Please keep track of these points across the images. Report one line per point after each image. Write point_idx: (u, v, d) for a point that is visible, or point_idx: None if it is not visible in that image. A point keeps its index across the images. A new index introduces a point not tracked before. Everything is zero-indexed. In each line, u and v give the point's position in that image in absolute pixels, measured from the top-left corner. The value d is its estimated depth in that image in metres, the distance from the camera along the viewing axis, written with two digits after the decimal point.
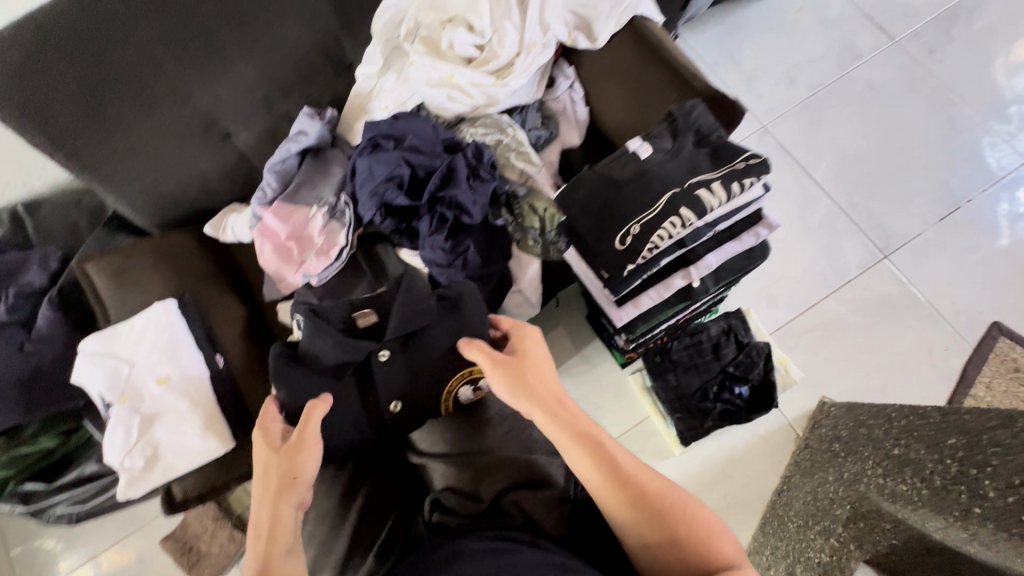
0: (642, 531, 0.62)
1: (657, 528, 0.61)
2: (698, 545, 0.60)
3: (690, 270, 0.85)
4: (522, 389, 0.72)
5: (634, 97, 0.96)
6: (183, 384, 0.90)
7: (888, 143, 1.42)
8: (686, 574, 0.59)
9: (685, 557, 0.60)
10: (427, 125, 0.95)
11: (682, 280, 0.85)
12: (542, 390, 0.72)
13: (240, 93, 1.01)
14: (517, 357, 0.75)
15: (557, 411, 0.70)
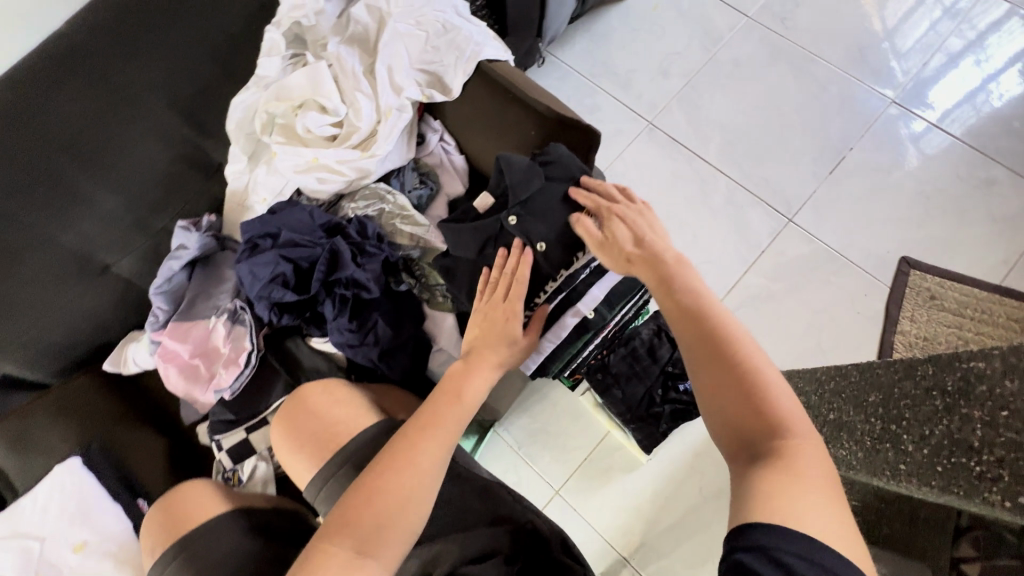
0: (711, 382, 0.59)
1: (733, 384, 0.57)
2: (766, 414, 0.55)
3: (579, 307, 0.83)
4: (626, 257, 0.71)
5: (500, 139, 0.97)
6: (105, 545, 0.85)
7: (766, 112, 1.49)
8: (744, 438, 0.55)
9: (748, 426, 0.56)
10: (303, 213, 0.93)
11: (575, 317, 0.83)
12: (637, 252, 0.70)
13: (109, 223, 0.97)
14: (609, 232, 0.73)
15: (655, 267, 0.68)
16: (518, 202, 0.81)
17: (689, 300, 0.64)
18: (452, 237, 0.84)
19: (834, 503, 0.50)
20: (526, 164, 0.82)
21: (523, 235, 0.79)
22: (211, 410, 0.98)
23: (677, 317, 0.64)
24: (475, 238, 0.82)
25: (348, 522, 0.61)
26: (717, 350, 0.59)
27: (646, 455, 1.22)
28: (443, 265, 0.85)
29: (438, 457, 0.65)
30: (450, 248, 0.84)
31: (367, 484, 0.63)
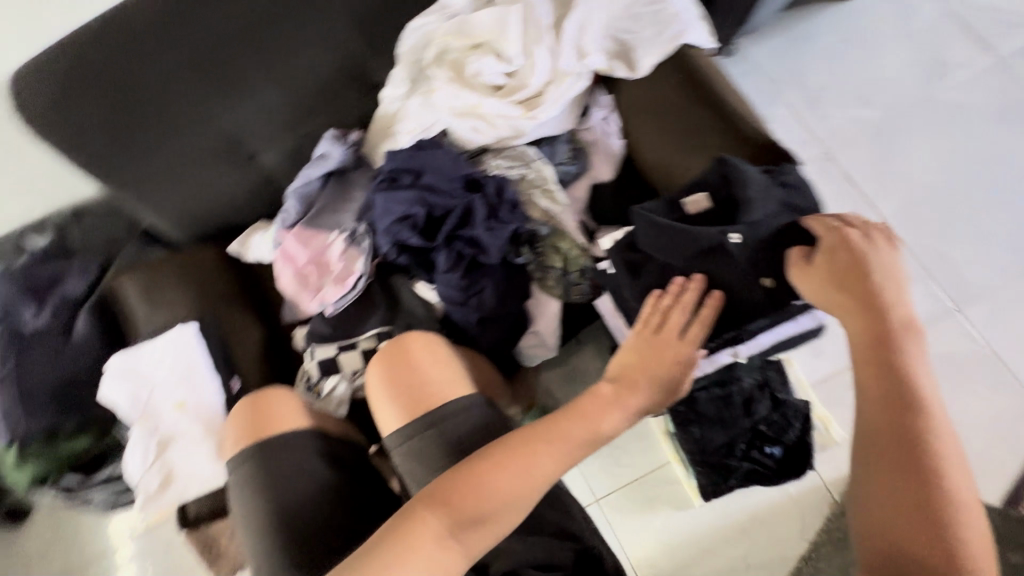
0: (891, 479, 0.53)
1: (920, 491, 0.51)
2: (951, 538, 0.49)
3: (739, 347, 0.79)
4: (829, 296, 0.64)
5: (672, 135, 0.88)
6: (199, 410, 0.92)
7: (974, 178, 1.25)
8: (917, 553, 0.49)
9: (927, 544, 0.49)
10: (448, 159, 0.90)
11: (729, 356, 0.80)
12: (851, 296, 0.62)
13: (264, 118, 0.99)
14: (823, 262, 0.66)
15: (867, 322, 0.60)
16: (746, 220, 0.74)
17: (897, 376, 0.57)
18: (653, 233, 0.78)
19: None
20: (759, 181, 0.76)
21: (740, 258, 0.72)
22: (311, 318, 1.02)
23: (874, 389, 0.57)
24: (682, 242, 0.76)
25: (447, 502, 0.57)
26: (905, 440, 0.53)
27: (701, 500, 1.15)
28: (629, 257, 0.81)
29: (555, 462, 0.61)
30: (648, 245, 0.79)
31: (475, 472, 0.59)
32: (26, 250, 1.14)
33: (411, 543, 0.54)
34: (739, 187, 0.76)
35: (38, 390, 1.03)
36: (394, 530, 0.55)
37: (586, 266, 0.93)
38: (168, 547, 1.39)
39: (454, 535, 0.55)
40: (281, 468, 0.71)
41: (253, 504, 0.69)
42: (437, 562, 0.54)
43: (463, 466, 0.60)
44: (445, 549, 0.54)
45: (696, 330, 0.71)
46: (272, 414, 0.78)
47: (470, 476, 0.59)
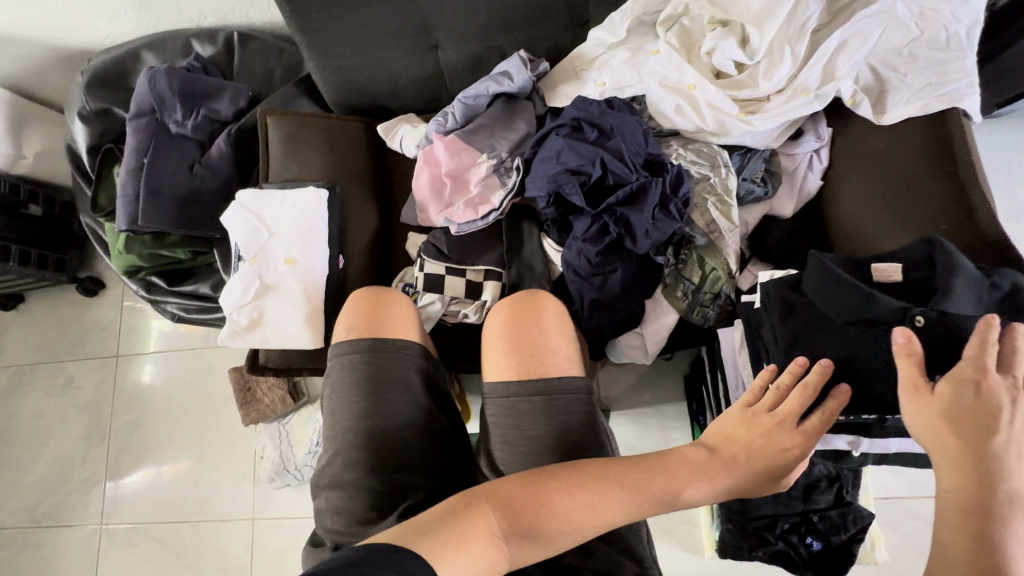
0: None
1: None
2: None
3: (862, 439, 0.68)
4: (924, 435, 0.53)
5: (884, 200, 0.77)
6: (304, 272, 0.92)
7: None
8: None
9: None
10: (640, 129, 0.84)
11: (847, 444, 0.68)
12: (952, 449, 0.50)
13: (465, 14, 0.94)
14: (933, 397, 0.53)
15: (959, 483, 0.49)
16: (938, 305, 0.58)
17: (990, 561, 0.46)
18: (823, 279, 0.63)
19: None
20: (972, 275, 0.60)
21: (925, 350, 0.57)
22: (431, 229, 1.00)
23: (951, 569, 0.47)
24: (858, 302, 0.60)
25: (510, 503, 0.56)
26: None
27: (713, 552, 1.12)
28: (786, 299, 0.67)
29: (624, 507, 0.57)
30: (813, 290, 0.64)
31: (540, 488, 0.57)
32: (190, 53, 1.15)
33: (467, 529, 0.52)
34: (942, 272, 0.59)
35: (164, 193, 1.03)
36: (454, 505, 0.55)
37: (723, 292, 0.86)
38: (206, 371, 1.47)
39: (509, 536, 0.54)
40: (384, 370, 0.73)
41: (349, 399, 0.73)
42: (489, 558, 0.52)
43: (531, 479, 0.58)
44: (498, 547, 0.53)
45: (816, 421, 0.61)
46: (388, 313, 0.78)
47: (536, 484, 0.57)
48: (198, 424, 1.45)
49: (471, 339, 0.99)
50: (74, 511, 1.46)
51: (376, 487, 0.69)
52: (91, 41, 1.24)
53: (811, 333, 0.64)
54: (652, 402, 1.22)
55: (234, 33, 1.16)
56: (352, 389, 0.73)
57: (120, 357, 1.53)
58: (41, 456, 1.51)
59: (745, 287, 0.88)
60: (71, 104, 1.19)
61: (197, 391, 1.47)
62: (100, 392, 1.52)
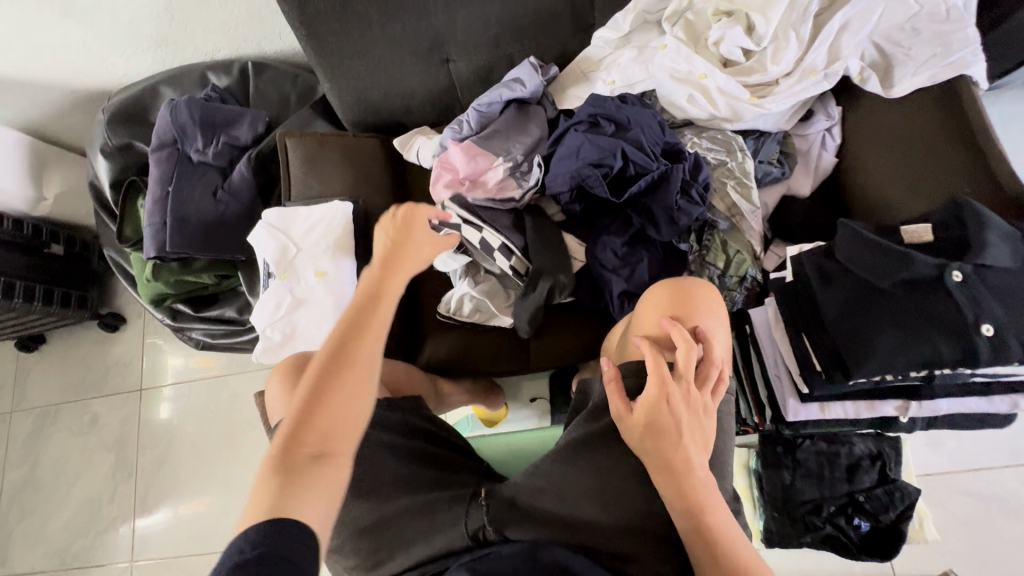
0: (684, 514, 0.58)
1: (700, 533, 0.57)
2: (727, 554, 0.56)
3: (910, 404, 0.67)
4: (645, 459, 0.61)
5: (901, 168, 0.79)
6: (335, 284, 0.94)
7: None
8: None
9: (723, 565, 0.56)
10: (655, 121, 0.86)
11: (893, 410, 0.68)
12: (678, 457, 0.60)
13: (476, 26, 0.97)
14: (653, 404, 0.61)
15: (679, 482, 0.59)
16: (974, 262, 0.59)
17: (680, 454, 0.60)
18: (855, 244, 0.64)
19: None
20: (1003, 230, 0.60)
21: (964, 304, 0.57)
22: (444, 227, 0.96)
23: (663, 473, 0.60)
24: (894, 264, 0.61)
25: (309, 428, 0.54)
26: (685, 495, 0.59)
27: (761, 543, 1.09)
28: (821, 267, 0.68)
29: (368, 387, 0.58)
30: (847, 257, 0.65)
31: (312, 417, 0.55)
32: (208, 85, 1.19)
33: (295, 482, 0.51)
34: (975, 228, 0.60)
35: (191, 219, 1.06)
36: (273, 490, 0.50)
37: (749, 275, 0.86)
38: (230, 398, 1.47)
39: (324, 462, 0.53)
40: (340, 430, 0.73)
41: None
42: (320, 499, 0.51)
43: (293, 421, 0.54)
44: (330, 470, 0.53)
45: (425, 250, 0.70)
46: None
47: (316, 403, 0.55)
48: (225, 452, 1.44)
49: (500, 342, 0.99)
50: (103, 550, 1.44)
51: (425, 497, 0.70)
52: (109, 81, 1.28)
53: (853, 302, 0.63)
54: None
55: (249, 64, 1.20)
56: None
57: (143, 391, 1.53)
58: (69, 497, 1.50)
59: (770, 268, 0.89)
60: (92, 142, 1.23)
61: (222, 419, 1.46)
62: (125, 427, 1.52)
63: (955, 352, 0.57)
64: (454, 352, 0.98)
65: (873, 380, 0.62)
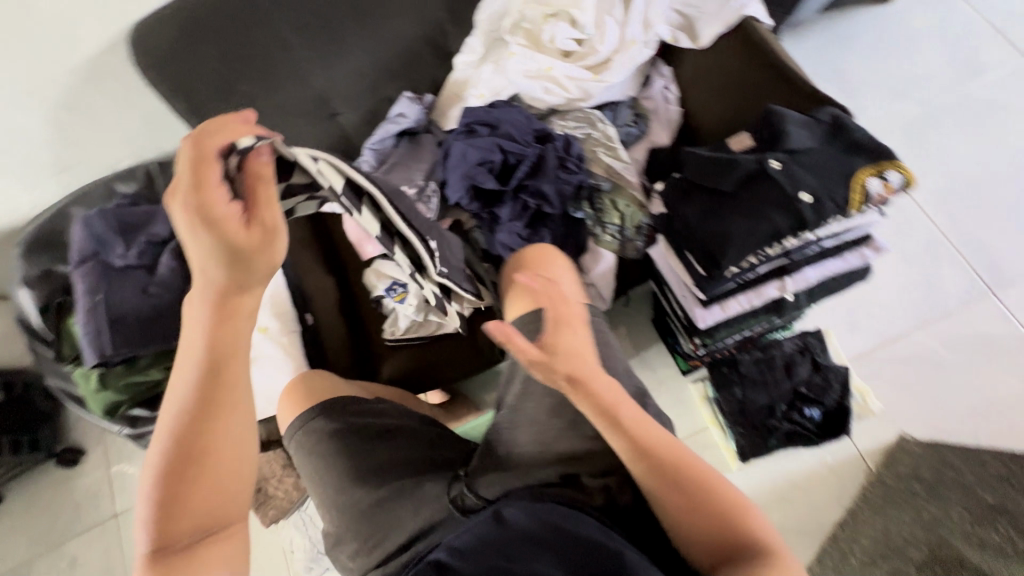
0: (605, 425, 0.61)
1: (621, 435, 0.61)
2: (648, 443, 0.61)
3: (786, 281, 0.79)
4: (559, 385, 0.61)
5: (727, 100, 0.94)
6: (280, 335, 1.00)
7: (1007, 169, 1.28)
8: (653, 471, 0.60)
9: (650, 454, 0.60)
10: (521, 115, 0.99)
11: (777, 291, 0.79)
12: (584, 377, 0.62)
13: (352, 77, 1.08)
14: (552, 334, 0.62)
15: (589, 398, 0.61)
16: (785, 149, 0.73)
17: (583, 373, 0.62)
18: (698, 163, 0.77)
19: (704, 514, 0.57)
20: (799, 120, 0.74)
21: (784, 182, 0.70)
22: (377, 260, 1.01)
23: (573, 394, 0.62)
24: (726, 168, 0.74)
25: (187, 520, 0.56)
26: (598, 407, 0.61)
27: (739, 462, 1.14)
28: (678, 189, 0.78)
29: (241, 449, 0.59)
30: (695, 174, 0.77)
31: (178, 509, 0.56)
32: (116, 194, 1.23)
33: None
34: (778, 123, 0.74)
35: (128, 318, 1.09)
36: None
37: (643, 223, 0.98)
38: None
39: (214, 540, 0.57)
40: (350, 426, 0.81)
41: (331, 464, 0.78)
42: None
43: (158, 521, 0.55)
44: (223, 546, 0.58)
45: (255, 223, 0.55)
46: (329, 388, 0.87)
47: (183, 485, 0.56)
48: None
49: (451, 349, 1.05)
50: None
51: (406, 484, 0.74)
52: (17, 218, 1.31)
53: (708, 205, 0.74)
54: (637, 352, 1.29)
55: (153, 166, 1.26)
56: (315, 462, 0.80)
57: (120, 515, 1.48)
58: None
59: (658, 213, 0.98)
60: (13, 278, 1.24)
61: None
62: (108, 559, 1.45)
63: (789, 219, 0.69)
64: (411, 369, 1.04)
65: (746, 265, 0.73)
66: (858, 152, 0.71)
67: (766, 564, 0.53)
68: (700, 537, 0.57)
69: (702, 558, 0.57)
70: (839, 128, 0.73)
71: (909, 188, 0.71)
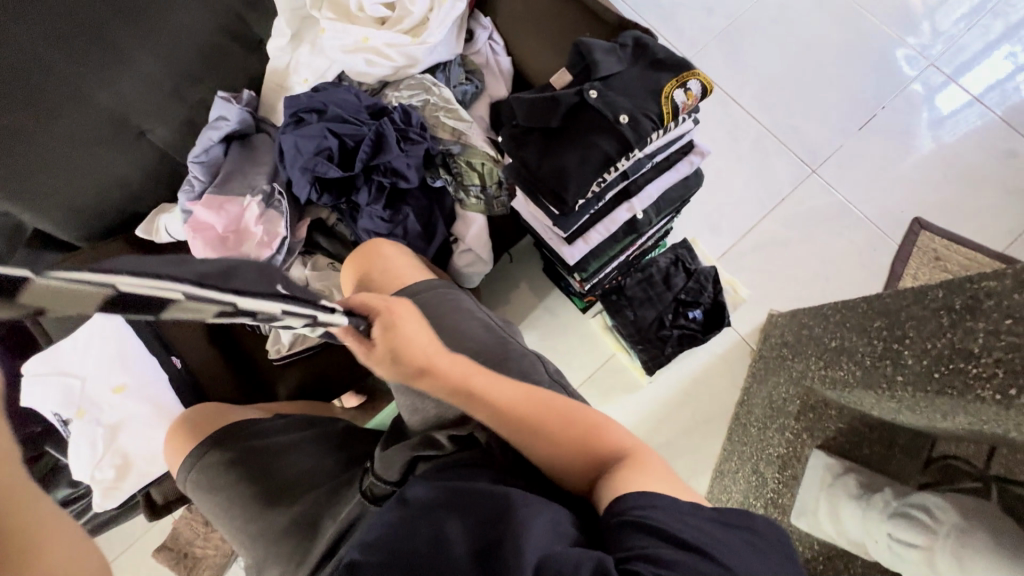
0: (457, 399, 0.67)
1: (470, 402, 0.66)
2: (496, 402, 0.66)
3: (633, 202, 0.84)
4: (407, 380, 0.68)
5: (547, 41, 0.96)
6: (143, 390, 0.92)
7: (804, 61, 1.45)
8: (509, 423, 0.64)
9: (501, 410, 0.65)
10: (350, 94, 0.93)
11: (627, 213, 0.84)
12: (421, 363, 0.68)
13: (149, 86, 0.95)
14: (387, 334, 0.66)
15: (432, 378, 0.68)
16: (598, 78, 0.77)
17: (419, 361, 0.68)
18: (528, 106, 0.79)
19: (564, 444, 0.63)
20: (605, 48, 0.78)
21: (603, 108, 0.75)
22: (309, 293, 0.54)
23: (418, 381, 0.69)
24: (551, 105, 0.77)
25: None
26: (443, 384, 0.68)
27: (648, 378, 1.27)
28: (514, 134, 0.80)
29: None
30: (526, 117, 0.78)
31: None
32: None
33: None
34: (588, 54, 0.77)
35: None
36: None
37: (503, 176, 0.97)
38: None
39: None
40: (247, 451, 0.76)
41: (232, 495, 0.74)
42: None
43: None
44: None
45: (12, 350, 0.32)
46: (217, 417, 0.81)
47: None
48: None
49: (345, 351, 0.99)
50: None
51: (316, 493, 0.72)
52: None
53: (546, 145, 0.77)
54: (536, 303, 1.33)
55: None
56: (214, 498, 0.75)
57: None
58: None
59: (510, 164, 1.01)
60: None
61: None
62: None
63: (613, 142, 0.74)
64: (309, 382, 0.98)
65: (590, 194, 0.76)
66: (660, 68, 0.77)
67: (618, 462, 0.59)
68: (568, 465, 0.62)
69: (579, 483, 0.61)
70: (640, 49, 0.78)
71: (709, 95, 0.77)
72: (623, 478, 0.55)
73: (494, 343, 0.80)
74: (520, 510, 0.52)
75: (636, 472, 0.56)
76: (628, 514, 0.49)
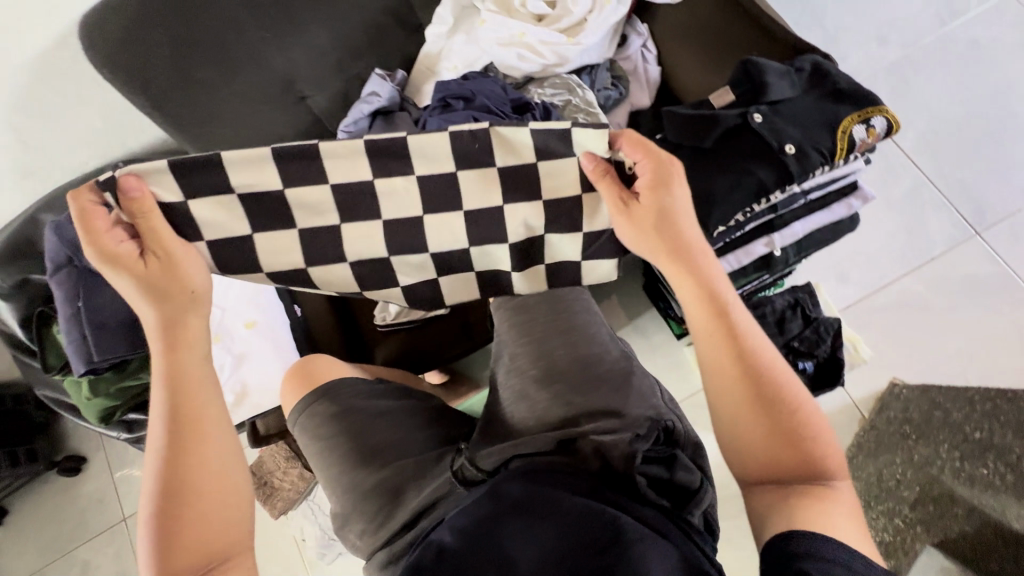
0: (703, 309, 0.65)
1: (718, 316, 0.65)
2: (742, 333, 0.64)
3: (774, 236, 0.78)
4: (653, 255, 0.68)
5: (705, 57, 0.92)
6: (267, 330, 1.02)
7: (988, 109, 1.27)
8: (742, 360, 0.63)
9: (740, 346, 0.63)
10: (497, 85, 0.96)
11: (765, 247, 0.78)
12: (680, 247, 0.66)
13: (317, 56, 1.02)
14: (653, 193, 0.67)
15: (686, 266, 0.66)
16: (767, 102, 0.72)
17: (680, 249, 0.66)
18: (680, 123, 0.75)
19: (776, 424, 0.61)
20: (781, 71, 0.73)
21: (768, 135, 0.71)
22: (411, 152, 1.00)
23: (669, 266, 0.67)
24: (710, 124, 0.73)
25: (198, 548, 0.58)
26: (696, 285, 0.66)
27: None
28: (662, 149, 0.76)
29: (227, 451, 0.64)
30: (676, 134, 0.75)
31: (180, 542, 0.58)
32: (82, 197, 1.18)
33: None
34: (760, 75, 0.72)
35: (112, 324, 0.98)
36: None
37: None
38: None
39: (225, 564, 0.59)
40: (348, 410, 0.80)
41: (333, 448, 0.78)
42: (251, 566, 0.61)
43: (160, 559, 0.57)
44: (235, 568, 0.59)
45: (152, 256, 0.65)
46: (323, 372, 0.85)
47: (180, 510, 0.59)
48: None
49: (442, 332, 1.02)
50: None
51: (409, 465, 0.75)
52: None
53: (693, 164, 0.73)
54: (630, 320, 1.29)
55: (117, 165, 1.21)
56: (318, 445, 0.80)
57: (128, 519, 1.47)
58: None
59: None
60: None
61: None
62: (121, 562, 1.45)
63: (772, 171, 0.70)
64: (402, 354, 1.02)
65: (734, 223, 0.72)
66: (839, 100, 0.71)
67: (806, 485, 0.59)
68: (762, 444, 0.61)
69: (757, 469, 0.61)
70: (820, 76, 0.72)
71: (893, 132, 0.71)
72: (809, 510, 0.56)
73: (618, 357, 0.76)
74: (634, 545, 0.53)
75: (817, 505, 0.57)
76: (796, 561, 0.51)
